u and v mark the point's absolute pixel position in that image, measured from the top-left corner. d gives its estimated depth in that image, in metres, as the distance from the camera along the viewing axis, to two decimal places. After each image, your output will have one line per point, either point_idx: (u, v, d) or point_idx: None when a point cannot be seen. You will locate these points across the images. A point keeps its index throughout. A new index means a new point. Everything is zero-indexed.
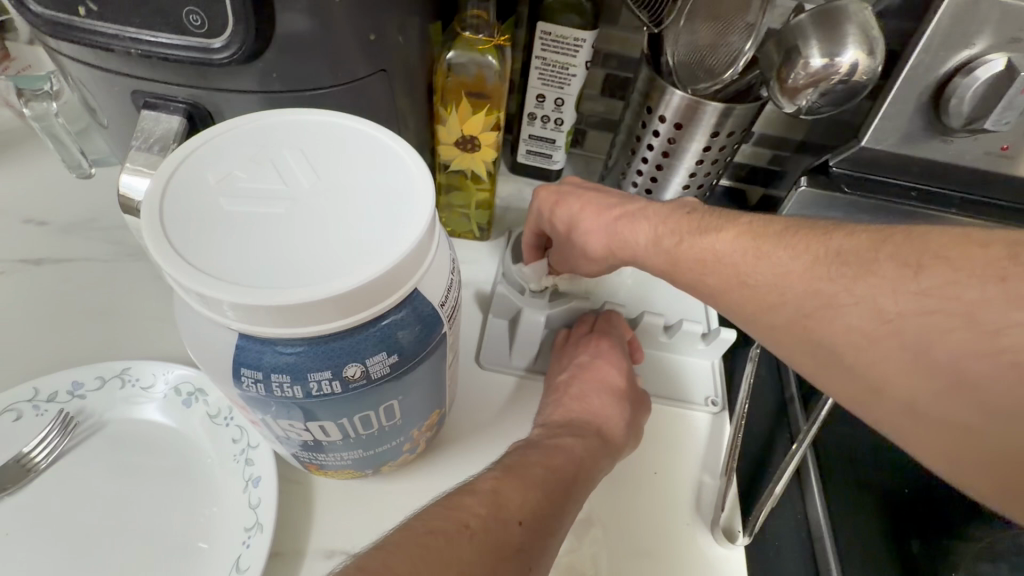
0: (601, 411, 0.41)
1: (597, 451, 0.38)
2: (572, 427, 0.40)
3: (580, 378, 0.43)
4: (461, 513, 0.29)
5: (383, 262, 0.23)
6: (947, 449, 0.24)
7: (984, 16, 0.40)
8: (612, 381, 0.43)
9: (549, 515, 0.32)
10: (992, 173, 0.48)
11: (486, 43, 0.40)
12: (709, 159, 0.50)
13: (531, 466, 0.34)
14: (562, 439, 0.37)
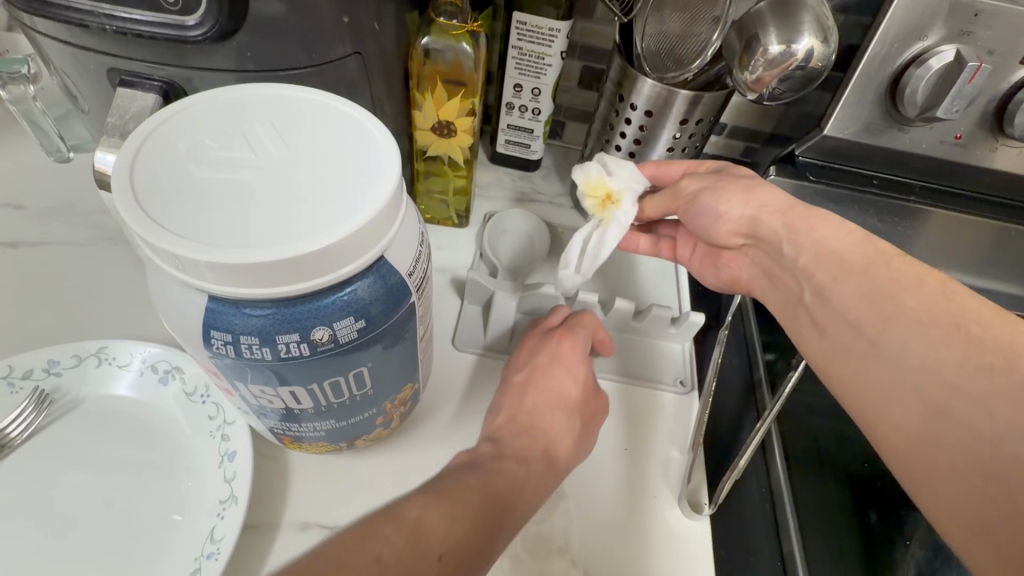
0: (552, 428, 0.40)
1: (541, 474, 0.37)
2: (519, 445, 0.39)
3: (535, 386, 0.42)
4: (382, 544, 0.28)
5: (348, 225, 0.24)
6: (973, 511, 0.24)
7: (935, 9, 0.42)
8: (569, 393, 0.42)
9: (474, 544, 0.31)
10: (947, 162, 0.50)
11: (460, 29, 0.42)
12: (680, 147, 0.51)
13: (465, 495, 0.33)
14: (504, 462, 0.37)
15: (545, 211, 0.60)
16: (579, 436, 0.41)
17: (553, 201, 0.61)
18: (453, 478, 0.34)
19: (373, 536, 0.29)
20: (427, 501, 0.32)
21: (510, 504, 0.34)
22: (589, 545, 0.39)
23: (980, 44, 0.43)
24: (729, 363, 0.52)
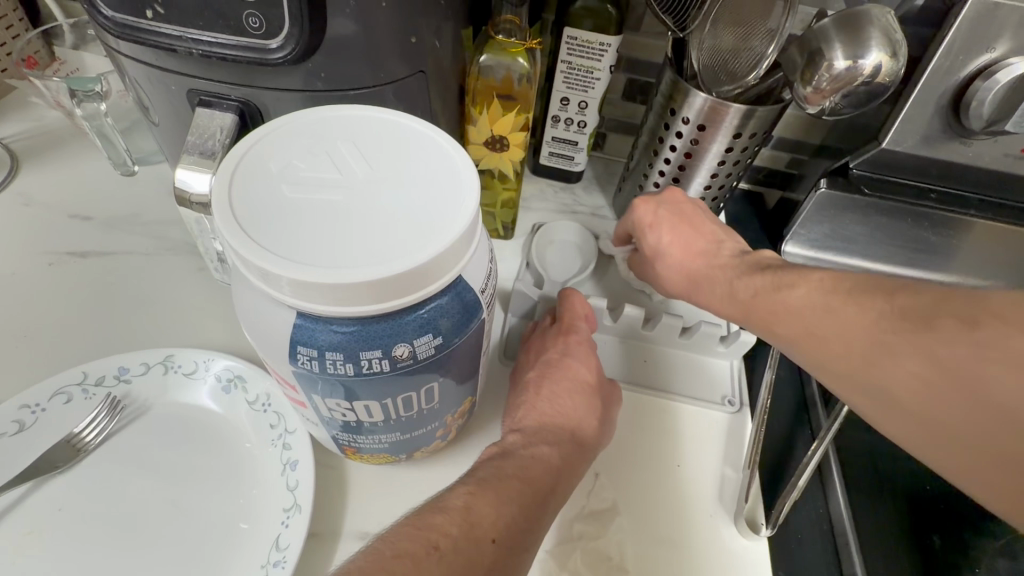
0: (574, 413, 0.39)
1: (572, 457, 0.37)
2: (544, 433, 0.37)
3: (547, 377, 0.41)
4: (432, 533, 0.28)
5: (435, 246, 0.24)
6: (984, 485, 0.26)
7: (1003, 22, 0.41)
8: (583, 376, 0.41)
9: (522, 531, 0.31)
10: (1011, 175, 0.49)
11: (518, 46, 0.42)
12: (731, 160, 0.51)
13: (506, 478, 0.32)
14: (538, 448, 0.36)
15: (588, 223, 0.61)
16: (604, 416, 0.40)
17: (596, 213, 0.62)
18: (486, 467, 0.34)
19: (416, 526, 0.28)
20: (460, 491, 0.31)
21: (553, 484, 0.34)
22: (644, 562, 0.39)
23: None
24: (781, 379, 0.51)
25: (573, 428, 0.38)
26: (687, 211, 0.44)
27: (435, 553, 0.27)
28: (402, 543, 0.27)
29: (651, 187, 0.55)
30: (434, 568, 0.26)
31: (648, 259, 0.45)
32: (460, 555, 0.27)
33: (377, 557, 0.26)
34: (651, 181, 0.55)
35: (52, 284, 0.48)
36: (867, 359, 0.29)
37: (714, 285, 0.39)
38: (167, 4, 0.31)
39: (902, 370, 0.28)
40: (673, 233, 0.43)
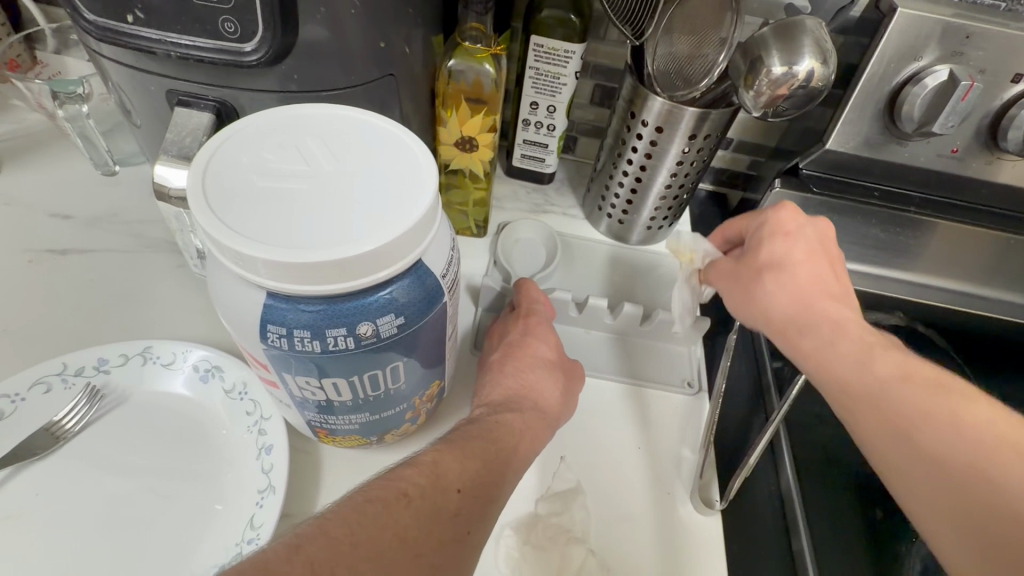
0: (537, 386, 0.41)
1: (535, 424, 0.39)
2: (508, 403, 0.40)
3: (513, 356, 0.43)
4: (402, 482, 0.30)
5: (395, 230, 0.26)
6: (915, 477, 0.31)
7: (928, 33, 0.45)
8: (545, 355, 0.43)
9: (488, 482, 0.33)
10: (946, 174, 0.53)
11: (484, 52, 0.45)
12: (689, 160, 0.54)
13: (472, 438, 0.35)
14: (504, 415, 0.38)
15: (559, 222, 0.63)
16: (565, 391, 0.43)
17: (566, 213, 0.64)
18: (455, 429, 0.36)
19: (385, 476, 0.30)
20: (428, 450, 0.33)
21: (518, 444, 0.37)
22: (605, 536, 0.41)
23: (972, 64, 0.45)
24: (739, 367, 0.54)
25: (536, 398, 0.41)
26: (824, 252, 0.40)
27: (404, 497, 0.29)
28: (371, 489, 0.29)
29: (616, 188, 0.58)
30: (404, 510, 0.28)
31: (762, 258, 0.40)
32: (428, 500, 0.29)
33: (349, 500, 0.28)
34: (616, 181, 0.58)
35: (32, 281, 0.49)
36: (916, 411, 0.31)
37: (836, 343, 0.35)
38: (147, 10, 0.33)
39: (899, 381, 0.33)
40: (810, 263, 0.39)
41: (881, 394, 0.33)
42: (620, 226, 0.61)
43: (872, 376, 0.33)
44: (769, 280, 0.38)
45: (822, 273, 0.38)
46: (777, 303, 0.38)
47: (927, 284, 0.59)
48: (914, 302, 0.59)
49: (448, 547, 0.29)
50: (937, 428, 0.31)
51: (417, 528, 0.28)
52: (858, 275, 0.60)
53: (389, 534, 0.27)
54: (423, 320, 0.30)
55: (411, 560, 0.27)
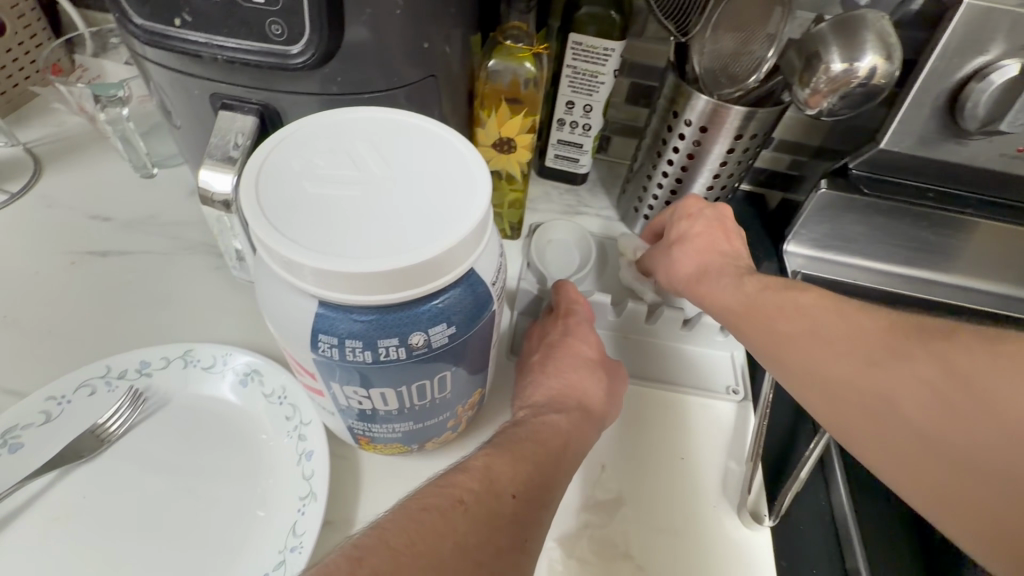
0: (581, 385, 0.40)
1: (582, 424, 0.38)
2: (553, 404, 0.39)
3: (553, 357, 0.42)
4: (457, 488, 0.29)
5: (451, 239, 0.25)
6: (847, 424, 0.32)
7: (995, 26, 0.42)
8: (586, 354, 0.42)
9: (540, 487, 0.32)
10: (1007, 174, 0.50)
11: (525, 51, 0.44)
12: (733, 161, 0.52)
13: (521, 441, 0.34)
14: (548, 416, 0.37)
15: (593, 223, 0.62)
16: (610, 391, 0.41)
17: (600, 214, 0.63)
18: (502, 432, 0.35)
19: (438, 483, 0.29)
20: (479, 454, 0.32)
21: (567, 443, 0.36)
22: (650, 550, 0.40)
23: None
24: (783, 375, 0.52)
25: (581, 398, 0.40)
26: (720, 220, 0.46)
27: (460, 503, 0.28)
28: (427, 497, 0.28)
29: (654, 189, 0.57)
30: (462, 516, 0.27)
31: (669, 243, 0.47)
32: (485, 505, 0.29)
33: (405, 508, 0.27)
34: (654, 183, 0.57)
35: (74, 283, 0.49)
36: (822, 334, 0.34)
37: (719, 283, 0.41)
38: (195, 13, 0.33)
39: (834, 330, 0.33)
40: (703, 228, 0.46)
41: (776, 320, 0.36)
42: None
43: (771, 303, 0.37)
44: (677, 249, 0.45)
45: (717, 241, 0.45)
46: (686, 268, 0.44)
47: (982, 289, 0.57)
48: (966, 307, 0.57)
49: (507, 552, 0.28)
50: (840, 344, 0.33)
51: (475, 536, 0.27)
52: (908, 279, 0.57)
53: (448, 541, 0.26)
54: (477, 318, 0.29)
55: (472, 567, 0.26)
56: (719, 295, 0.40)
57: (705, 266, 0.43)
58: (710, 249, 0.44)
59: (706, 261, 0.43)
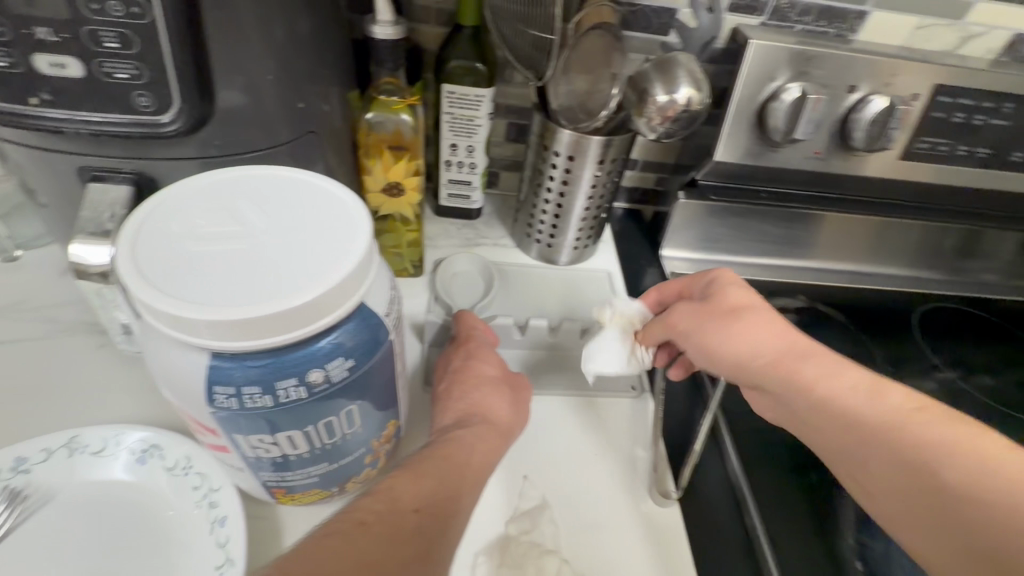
0: (485, 403, 0.43)
1: (489, 438, 0.40)
2: (459, 423, 0.41)
3: (457, 381, 0.44)
4: (360, 513, 0.30)
5: (337, 277, 0.28)
6: (892, 476, 0.33)
7: (777, 58, 0.53)
8: (490, 374, 0.45)
9: (446, 499, 0.34)
10: (815, 172, 0.61)
11: (400, 103, 0.47)
12: (602, 183, 0.59)
13: (428, 460, 0.36)
14: (457, 434, 0.39)
15: (492, 252, 0.66)
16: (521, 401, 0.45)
17: (498, 243, 0.67)
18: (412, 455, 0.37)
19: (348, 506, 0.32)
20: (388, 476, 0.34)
21: (475, 456, 0.38)
22: (577, 546, 0.42)
23: (816, 80, 0.55)
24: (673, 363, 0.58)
25: (491, 416, 0.42)
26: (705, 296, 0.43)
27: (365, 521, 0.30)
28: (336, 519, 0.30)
29: (540, 215, 0.63)
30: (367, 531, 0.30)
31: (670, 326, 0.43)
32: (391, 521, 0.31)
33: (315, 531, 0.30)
34: (540, 210, 0.62)
35: None
36: (911, 419, 0.34)
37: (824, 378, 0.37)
38: (55, 91, 0.34)
39: (880, 415, 0.34)
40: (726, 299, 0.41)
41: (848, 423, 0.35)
42: (549, 249, 0.65)
43: (828, 415, 0.36)
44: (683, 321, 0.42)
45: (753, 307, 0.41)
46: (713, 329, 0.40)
47: (816, 268, 0.69)
48: (809, 284, 0.68)
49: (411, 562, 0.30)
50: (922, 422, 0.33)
51: (380, 548, 0.29)
52: (761, 266, 0.68)
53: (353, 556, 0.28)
54: (372, 351, 0.31)
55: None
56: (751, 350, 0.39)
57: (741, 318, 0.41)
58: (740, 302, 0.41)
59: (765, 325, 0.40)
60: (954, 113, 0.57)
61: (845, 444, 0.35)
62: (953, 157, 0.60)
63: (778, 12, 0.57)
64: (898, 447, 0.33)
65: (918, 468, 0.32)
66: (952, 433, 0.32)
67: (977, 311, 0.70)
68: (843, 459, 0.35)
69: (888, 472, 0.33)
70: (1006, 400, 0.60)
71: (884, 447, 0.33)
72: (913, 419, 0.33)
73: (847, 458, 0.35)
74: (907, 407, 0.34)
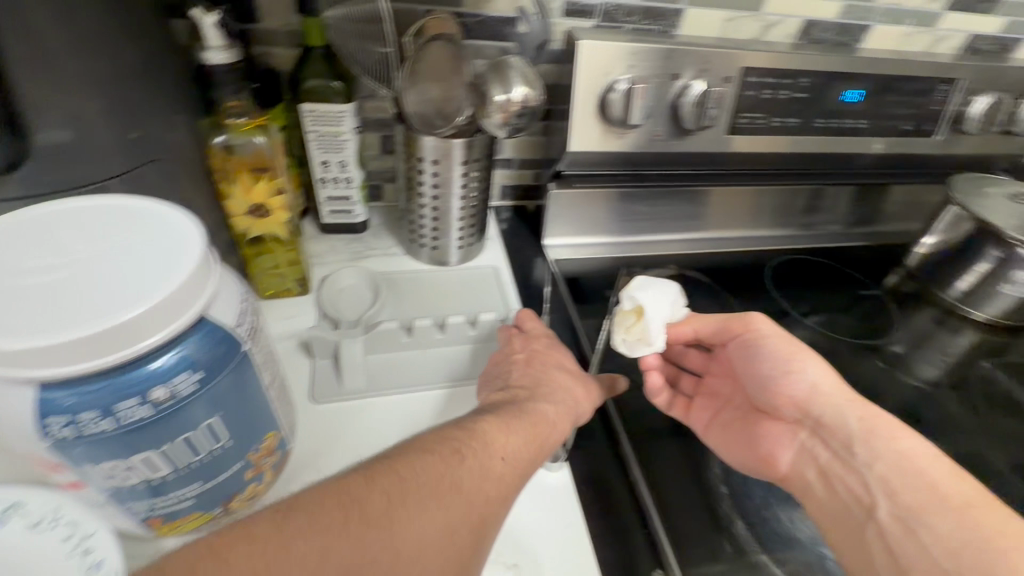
0: (558, 421, 0.46)
1: (513, 476, 0.40)
2: (521, 435, 0.43)
3: (542, 386, 0.50)
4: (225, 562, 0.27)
5: (163, 292, 0.28)
6: (844, 519, 0.45)
7: (605, 54, 0.60)
8: (574, 392, 0.50)
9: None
10: (661, 152, 0.68)
11: (250, 124, 0.48)
12: (473, 182, 0.62)
13: (375, 502, 0.32)
14: (507, 448, 0.41)
15: (381, 262, 0.68)
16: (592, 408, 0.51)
17: (386, 253, 0.69)
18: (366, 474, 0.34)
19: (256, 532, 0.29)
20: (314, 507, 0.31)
21: (496, 505, 0.37)
22: None
23: (643, 71, 0.61)
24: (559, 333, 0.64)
25: (550, 428, 0.45)
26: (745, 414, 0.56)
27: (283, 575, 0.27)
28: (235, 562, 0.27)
29: (421, 221, 0.65)
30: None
31: (743, 344, 0.55)
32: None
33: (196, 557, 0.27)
34: (420, 216, 0.65)
35: None
36: (910, 458, 0.45)
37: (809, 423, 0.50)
38: None
39: (846, 483, 0.46)
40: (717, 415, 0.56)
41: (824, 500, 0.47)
42: (436, 252, 0.67)
43: (832, 463, 0.48)
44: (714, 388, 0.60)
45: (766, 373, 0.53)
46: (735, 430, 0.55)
47: (679, 240, 0.78)
48: (679, 256, 0.76)
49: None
50: (936, 477, 0.43)
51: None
52: (630, 244, 0.76)
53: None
54: (215, 360, 0.31)
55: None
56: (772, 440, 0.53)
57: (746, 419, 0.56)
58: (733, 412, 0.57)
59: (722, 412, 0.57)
60: (764, 91, 0.66)
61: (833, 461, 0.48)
62: (773, 128, 0.69)
63: (607, 15, 0.64)
64: (878, 478, 0.45)
65: (853, 490, 0.45)
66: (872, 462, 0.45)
67: (820, 260, 0.81)
68: (827, 506, 0.47)
69: (846, 503, 0.46)
70: (846, 331, 0.70)
71: (849, 469, 0.46)
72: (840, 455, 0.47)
73: (825, 478, 0.48)
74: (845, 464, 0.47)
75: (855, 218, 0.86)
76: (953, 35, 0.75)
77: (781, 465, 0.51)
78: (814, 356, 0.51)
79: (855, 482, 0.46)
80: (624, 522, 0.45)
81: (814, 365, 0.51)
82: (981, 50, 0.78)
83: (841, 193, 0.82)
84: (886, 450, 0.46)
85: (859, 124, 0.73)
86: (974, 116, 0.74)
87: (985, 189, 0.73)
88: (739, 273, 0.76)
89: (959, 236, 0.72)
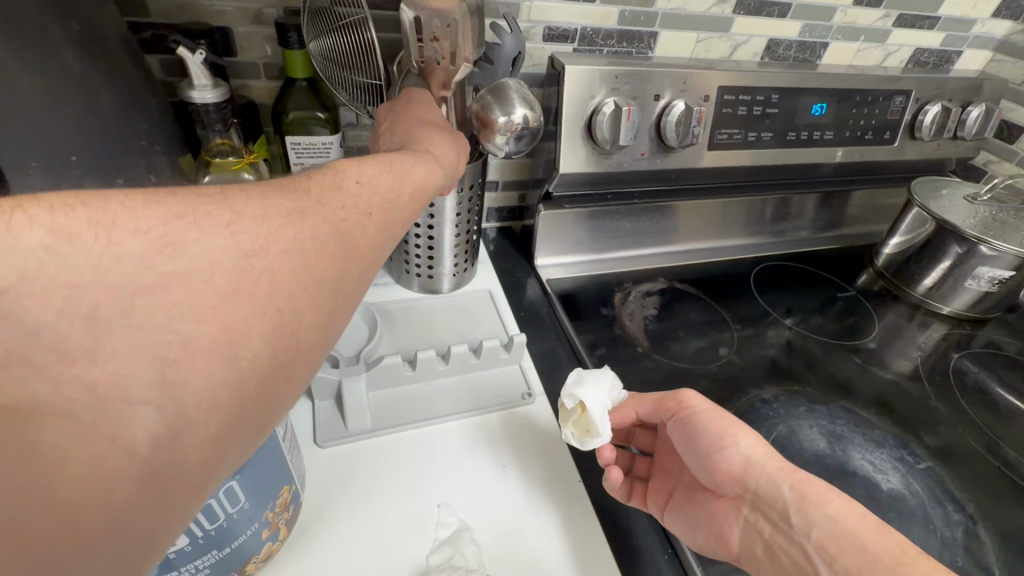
0: (443, 149, 0.41)
1: (404, 178, 0.34)
2: (402, 159, 0.35)
3: (412, 122, 0.42)
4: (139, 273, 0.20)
5: None
6: None
7: (592, 80, 0.61)
8: (432, 116, 0.44)
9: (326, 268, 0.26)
10: (646, 170, 0.70)
11: (238, 163, 0.46)
12: (465, 210, 0.62)
13: (290, 199, 0.26)
14: (381, 165, 0.33)
15: (373, 293, 0.66)
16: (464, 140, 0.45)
17: (377, 283, 0.68)
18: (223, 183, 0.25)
19: (145, 204, 0.22)
20: (204, 206, 0.23)
21: (402, 205, 0.33)
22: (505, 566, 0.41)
23: (627, 94, 0.63)
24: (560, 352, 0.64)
25: (416, 166, 0.36)
26: (689, 486, 0.47)
27: (209, 280, 0.21)
28: (134, 244, 0.20)
29: (413, 251, 0.64)
30: (186, 290, 0.20)
31: (678, 421, 0.47)
32: (236, 301, 0.21)
33: (51, 240, 0.19)
34: (411, 245, 0.64)
35: None
36: (859, 526, 0.38)
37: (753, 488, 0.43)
38: None
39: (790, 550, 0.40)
40: (668, 493, 0.47)
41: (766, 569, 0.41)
42: (430, 281, 0.66)
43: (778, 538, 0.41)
44: (666, 463, 0.51)
45: (705, 436, 0.46)
46: (689, 518, 0.45)
47: (666, 252, 0.80)
48: (666, 269, 0.78)
49: (235, 434, 0.21)
50: (865, 537, 0.38)
51: (212, 343, 0.20)
52: (621, 259, 0.78)
53: (136, 344, 0.19)
54: None
55: (132, 477, 0.17)
56: (728, 527, 0.44)
57: (692, 491, 0.47)
58: (682, 482, 0.48)
59: (674, 489, 0.48)
60: (737, 107, 0.69)
61: (773, 531, 0.41)
62: (747, 142, 0.72)
63: (586, 38, 0.65)
64: (823, 548, 0.38)
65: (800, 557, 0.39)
66: (810, 502, 0.41)
67: (795, 265, 0.84)
68: None
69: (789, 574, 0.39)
70: (830, 333, 0.73)
71: (789, 527, 0.40)
72: (770, 514, 0.42)
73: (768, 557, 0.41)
74: (788, 535, 0.40)
75: (824, 223, 0.90)
76: (900, 49, 0.81)
77: (731, 544, 0.43)
78: (746, 427, 0.45)
79: (798, 555, 0.39)
80: (637, 544, 0.44)
81: (747, 437, 0.45)
82: (924, 62, 0.84)
83: (811, 200, 0.86)
84: (819, 516, 0.39)
85: (824, 135, 0.76)
86: (926, 124, 0.80)
87: (942, 191, 0.78)
88: (722, 281, 0.78)
89: (922, 236, 0.77)
